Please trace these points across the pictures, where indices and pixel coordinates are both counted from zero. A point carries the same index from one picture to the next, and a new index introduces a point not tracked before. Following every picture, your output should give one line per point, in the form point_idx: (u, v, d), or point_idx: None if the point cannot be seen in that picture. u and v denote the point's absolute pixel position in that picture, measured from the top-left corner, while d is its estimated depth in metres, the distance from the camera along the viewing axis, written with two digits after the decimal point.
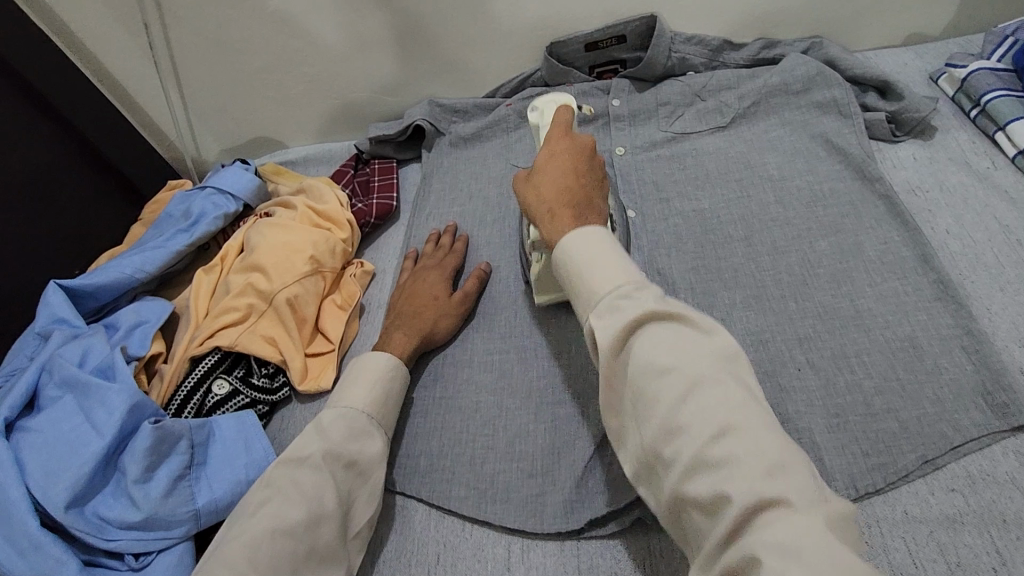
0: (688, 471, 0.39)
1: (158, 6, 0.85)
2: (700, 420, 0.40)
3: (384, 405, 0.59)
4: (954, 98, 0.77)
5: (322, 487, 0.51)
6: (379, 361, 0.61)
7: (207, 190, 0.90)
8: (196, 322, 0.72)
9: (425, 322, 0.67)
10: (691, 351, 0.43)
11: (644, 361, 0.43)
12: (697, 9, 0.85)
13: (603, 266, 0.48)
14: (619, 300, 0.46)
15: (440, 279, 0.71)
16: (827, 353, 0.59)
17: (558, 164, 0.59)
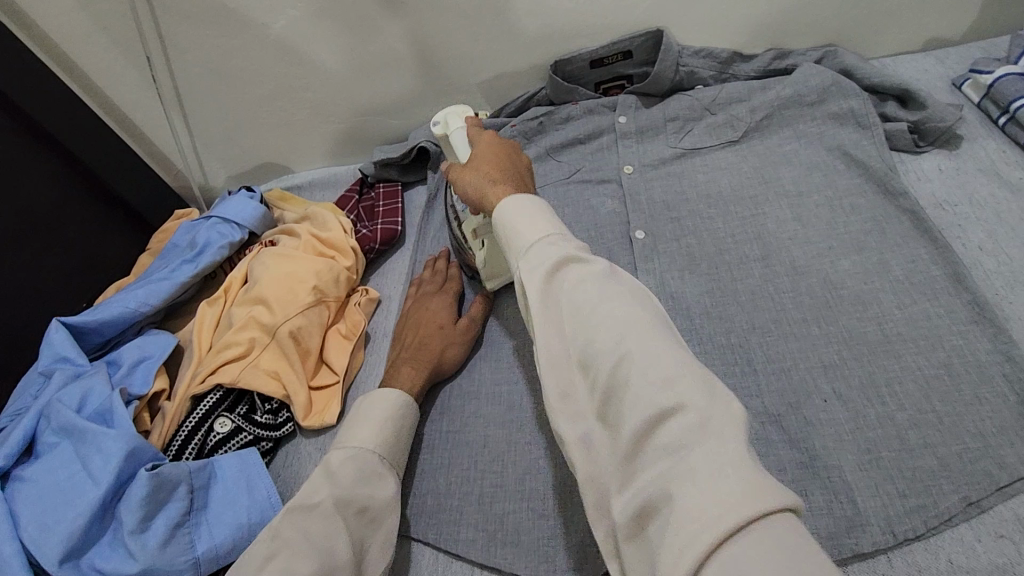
0: (606, 403, 0.37)
1: (160, 38, 0.86)
2: (611, 340, 0.38)
3: (394, 444, 0.57)
4: (980, 105, 0.73)
5: (331, 537, 0.49)
6: (388, 399, 0.58)
7: (211, 219, 0.89)
8: (199, 357, 0.70)
9: (432, 353, 0.65)
10: (606, 288, 0.41)
11: (568, 300, 0.41)
12: (704, 21, 0.83)
13: (537, 223, 0.47)
14: (546, 249, 0.44)
15: (444, 306, 0.69)
16: (854, 381, 0.55)
17: (483, 153, 0.60)
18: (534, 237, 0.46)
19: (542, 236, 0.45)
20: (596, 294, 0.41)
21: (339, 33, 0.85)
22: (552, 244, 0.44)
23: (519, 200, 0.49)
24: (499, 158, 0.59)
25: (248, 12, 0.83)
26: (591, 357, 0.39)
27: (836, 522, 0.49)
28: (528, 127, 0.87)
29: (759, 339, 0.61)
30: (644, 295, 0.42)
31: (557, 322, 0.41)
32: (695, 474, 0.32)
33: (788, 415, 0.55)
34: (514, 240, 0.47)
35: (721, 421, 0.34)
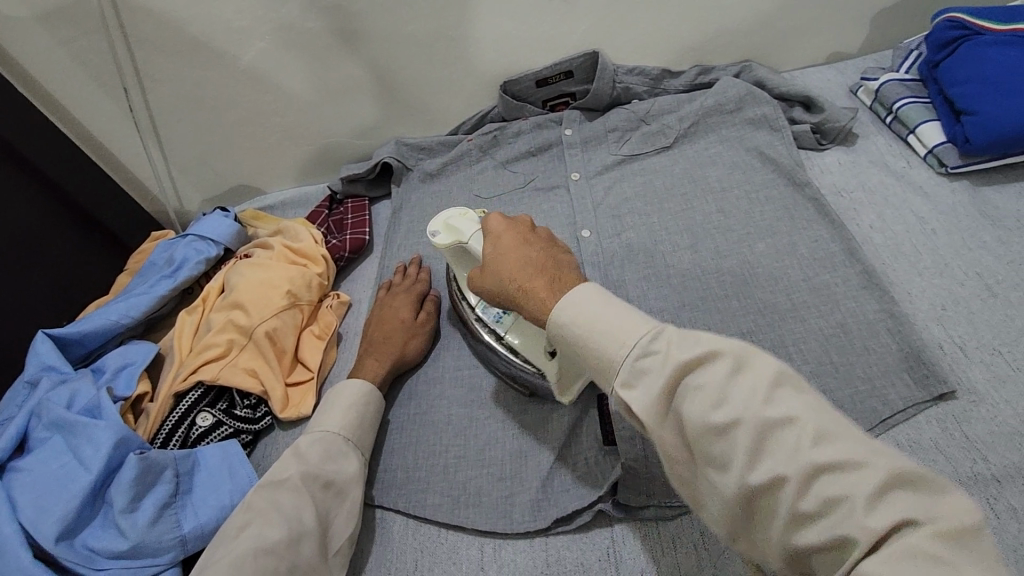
0: (747, 465, 0.35)
1: (136, 69, 0.92)
2: (754, 427, 0.35)
3: (359, 427, 0.63)
4: (871, 107, 0.84)
5: (301, 507, 0.54)
6: (351, 388, 0.65)
7: (189, 237, 0.95)
8: (180, 360, 0.75)
9: (395, 345, 0.71)
10: (728, 386, 0.36)
11: (692, 420, 0.37)
12: (635, 44, 0.93)
13: (615, 317, 0.43)
14: (642, 361, 0.40)
15: (405, 304, 0.75)
16: (767, 344, 0.63)
17: (506, 243, 0.57)
18: (627, 346, 0.41)
19: (629, 344, 0.41)
20: (733, 398, 0.36)
21: (305, 62, 0.93)
22: (648, 351, 0.40)
23: (581, 295, 0.46)
24: (518, 240, 0.57)
25: (218, 45, 0.90)
26: (764, 479, 0.34)
27: None
28: (484, 142, 0.96)
29: (689, 314, 0.69)
30: (786, 374, 0.36)
31: (695, 446, 0.37)
32: (875, 534, 0.31)
33: None
34: (603, 346, 0.43)
35: (892, 471, 0.32)
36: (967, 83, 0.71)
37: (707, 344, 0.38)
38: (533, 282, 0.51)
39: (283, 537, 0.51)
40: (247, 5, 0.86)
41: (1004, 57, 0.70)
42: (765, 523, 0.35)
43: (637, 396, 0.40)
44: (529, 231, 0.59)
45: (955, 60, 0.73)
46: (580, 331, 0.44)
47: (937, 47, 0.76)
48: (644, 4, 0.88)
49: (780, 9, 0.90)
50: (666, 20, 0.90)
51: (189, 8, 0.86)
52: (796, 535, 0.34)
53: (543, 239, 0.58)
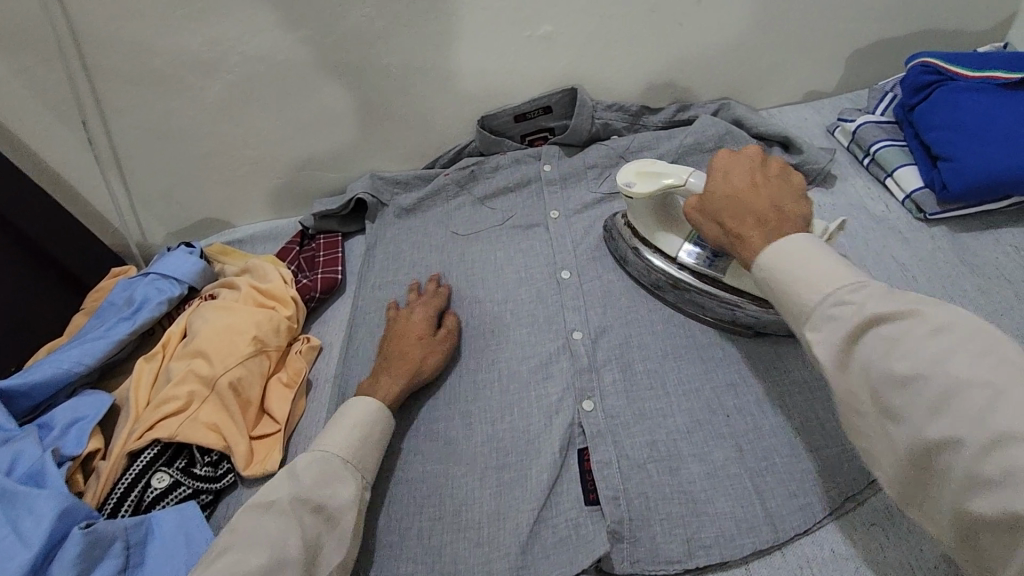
0: (927, 424, 0.39)
1: (96, 101, 0.88)
2: (937, 384, 0.39)
3: (364, 451, 0.59)
4: (849, 148, 0.84)
5: (288, 532, 0.51)
6: (359, 410, 0.61)
7: (150, 275, 0.90)
8: (136, 414, 0.71)
9: (414, 361, 0.68)
10: (917, 344, 0.40)
11: (881, 371, 0.41)
12: (615, 80, 0.92)
13: (817, 266, 0.47)
14: (834, 309, 0.45)
15: (425, 318, 0.73)
16: (751, 398, 0.62)
17: (733, 181, 0.59)
18: (821, 293, 0.46)
19: (826, 291, 0.46)
20: (934, 347, 0.40)
21: (277, 95, 0.90)
22: (842, 301, 0.44)
23: (793, 241, 0.50)
24: (751, 173, 0.59)
25: (185, 76, 0.87)
26: (939, 433, 0.38)
27: (738, 522, 0.54)
28: (461, 177, 0.93)
29: (672, 363, 0.67)
30: (959, 328, 0.40)
31: (874, 390, 0.42)
32: None
33: (697, 431, 0.60)
34: (795, 293, 0.48)
35: None
36: (943, 128, 0.71)
37: (904, 302, 0.42)
38: (756, 226, 0.54)
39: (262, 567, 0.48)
40: (216, 36, 0.83)
41: (974, 103, 0.71)
42: (938, 482, 0.40)
43: (824, 341, 0.45)
44: (765, 165, 0.60)
45: (930, 104, 0.73)
46: (781, 283, 0.49)
47: (912, 90, 0.76)
48: (623, 43, 0.87)
49: (756, 49, 0.91)
50: (645, 58, 0.90)
51: (154, 38, 0.82)
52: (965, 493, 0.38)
53: (778, 175, 0.59)
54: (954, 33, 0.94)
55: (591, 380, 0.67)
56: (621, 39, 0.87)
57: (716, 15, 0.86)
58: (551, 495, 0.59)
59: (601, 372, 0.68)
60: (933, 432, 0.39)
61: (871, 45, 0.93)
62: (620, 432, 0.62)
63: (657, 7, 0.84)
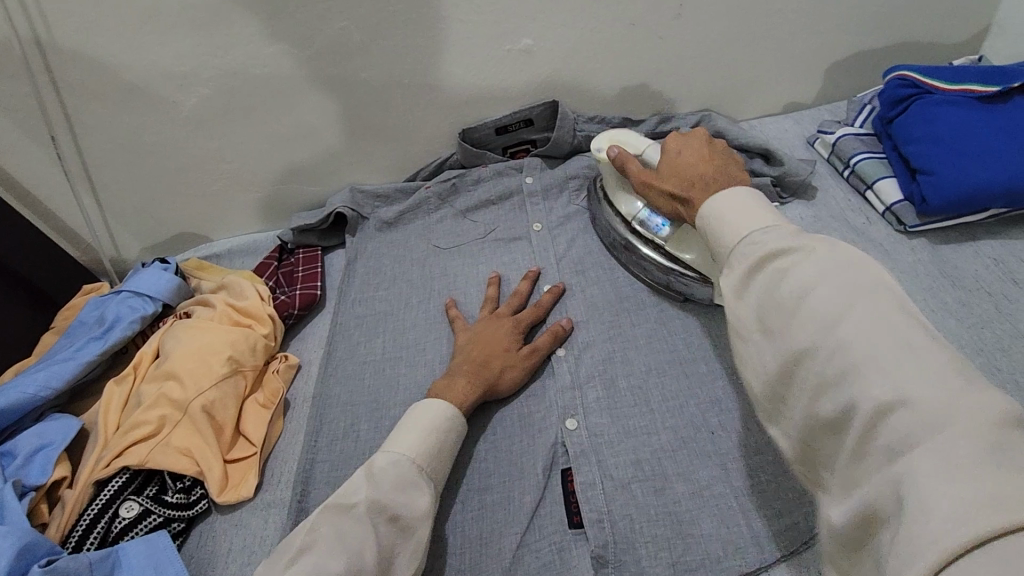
0: (820, 386, 0.43)
1: (65, 116, 0.86)
2: (825, 323, 0.43)
3: (434, 457, 0.58)
4: (829, 160, 0.84)
5: (364, 540, 0.50)
6: (432, 412, 0.60)
7: (122, 293, 0.88)
8: (105, 439, 0.68)
9: (491, 372, 0.66)
10: (821, 282, 0.44)
11: (772, 298, 0.46)
12: (597, 92, 0.92)
13: (743, 214, 0.51)
14: (747, 248, 0.49)
15: (511, 330, 0.70)
16: (736, 414, 0.61)
17: (685, 154, 0.62)
18: (745, 231, 0.50)
19: (746, 235, 0.50)
20: (821, 286, 0.44)
21: (253, 108, 0.88)
22: (754, 240, 0.49)
23: (725, 195, 0.53)
24: (696, 150, 0.62)
25: (158, 90, 0.85)
26: (817, 368, 0.43)
27: (725, 544, 0.53)
28: (442, 190, 0.92)
29: (656, 379, 0.66)
30: (872, 287, 0.44)
31: (763, 317, 0.46)
32: (949, 475, 0.35)
33: (681, 450, 0.59)
34: (718, 231, 0.52)
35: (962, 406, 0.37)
36: (921, 141, 0.72)
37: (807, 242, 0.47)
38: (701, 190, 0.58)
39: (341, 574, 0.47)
40: (188, 49, 0.81)
41: (953, 117, 0.71)
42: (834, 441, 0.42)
43: (737, 268, 0.49)
44: (709, 144, 0.62)
45: (908, 117, 0.74)
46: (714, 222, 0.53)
47: (890, 103, 0.77)
48: (603, 56, 0.87)
49: (736, 61, 0.91)
50: (626, 70, 0.89)
51: (124, 51, 0.80)
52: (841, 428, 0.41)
53: (723, 153, 0.61)
54: (930, 45, 0.95)
55: (575, 398, 0.66)
56: (602, 51, 0.87)
57: (695, 28, 0.86)
58: (535, 518, 0.58)
59: (584, 389, 0.67)
60: (800, 356, 0.44)
61: (848, 57, 0.94)
62: (605, 452, 0.61)
63: (636, 20, 0.84)
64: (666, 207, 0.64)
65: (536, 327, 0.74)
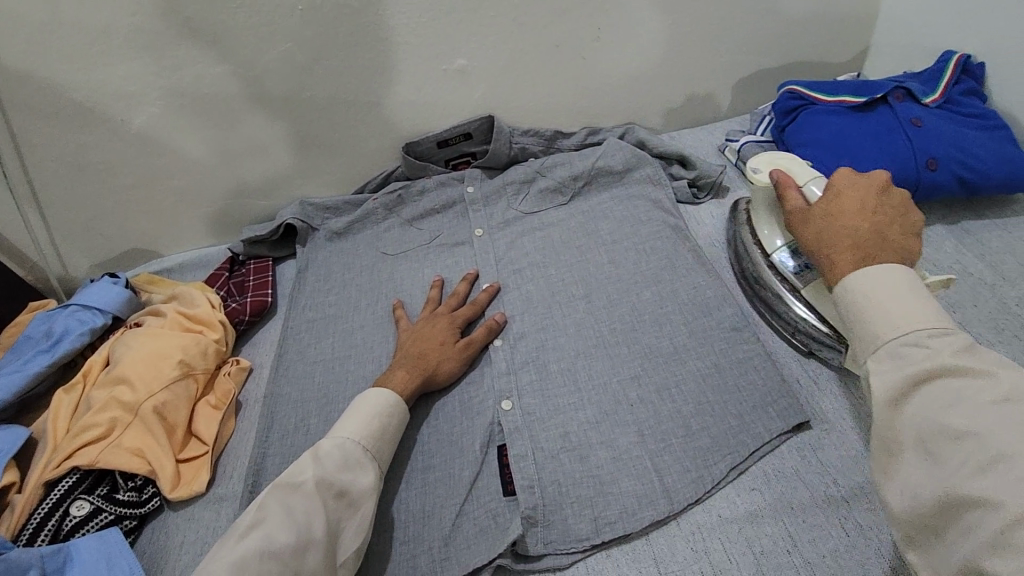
0: (993, 536, 0.38)
1: (12, 136, 0.88)
2: (998, 461, 0.40)
3: (378, 439, 0.62)
4: (736, 165, 0.94)
5: (312, 513, 0.54)
6: (377, 401, 0.64)
7: (71, 307, 0.90)
8: (54, 444, 0.70)
9: (429, 363, 0.71)
10: (987, 410, 0.42)
11: (934, 419, 0.43)
12: (530, 108, 1.00)
13: (912, 307, 0.48)
14: (908, 348, 0.46)
15: (448, 327, 0.76)
16: (651, 387, 0.68)
17: (848, 202, 0.58)
18: (902, 325, 0.47)
19: (902, 330, 0.47)
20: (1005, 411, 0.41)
21: (201, 125, 0.92)
22: (921, 344, 0.46)
23: (877, 272, 0.51)
24: (864, 198, 0.57)
25: (106, 110, 0.88)
26: (979, 490, 0.40)
27: (639, 498, 0.59)
28: (389, 201, 0.98)
29: (583, 362, 0.72)
30: None
31: (922, 439, 0.44)
32: None
33: (604, 421, 0.66)
34: (871, 313, 0.49)
35: None
36: (808, 145, 0.82)
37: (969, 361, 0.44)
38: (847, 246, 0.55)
39: (291, 543, 0.51)
40: (136, 70, 0.85)
41: (833, 124, 0.81)
42: None
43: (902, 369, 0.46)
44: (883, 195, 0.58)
45: (797, 125, 0.85)
46: (865, 300, 0.50)
47: (782, 113, 0.87)
48: (532, 74, 0.95)
49: (654, 79, 1.01)
50: (555, 87, 0.98)
51: (71, 73, 0.83)
52: (985, 554, 0.39)
53: (895, 207, 0.57)
54: (820, 63, 1.07)
55: (509, 381, 0.71)
56: (530, 70, 0.95)
57: (614, 48, 0.95)
58: (473, 489, 0.63)
59: (518, 374, 0.73)
60: (965, 479, 0.41)
61: (752, 75, 1.05)
62: (536, 427, 0.67)
63: (560, 42, 0.92)
64: (808, 251, 0.59)
65: (474, 323, 0.80)
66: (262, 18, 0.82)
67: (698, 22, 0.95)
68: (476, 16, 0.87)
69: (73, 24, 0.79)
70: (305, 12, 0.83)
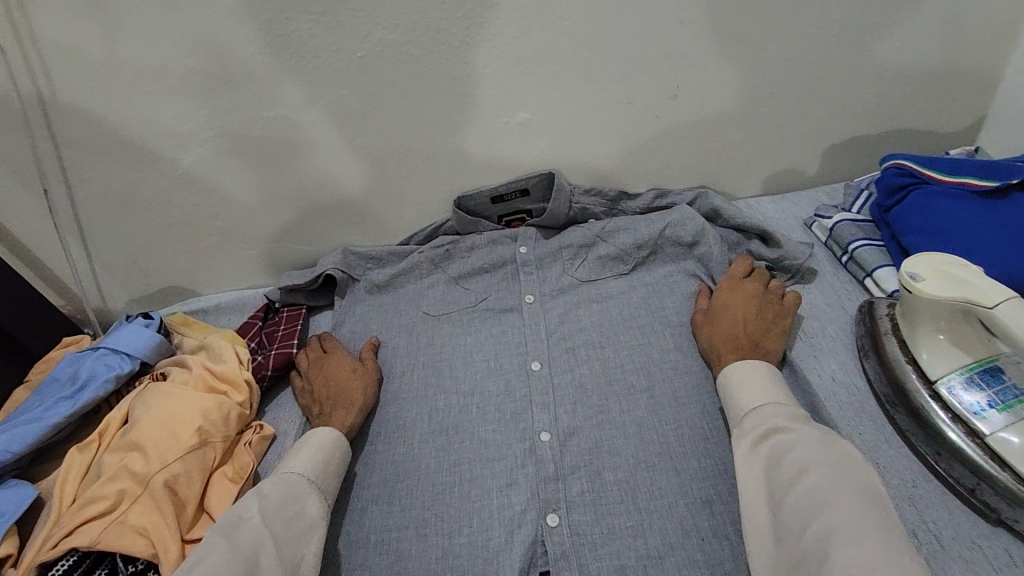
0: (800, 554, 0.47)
1: (63, 172, 0.86)
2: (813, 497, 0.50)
3: (325, 471, 0.63)
4: (827, 244, 0.83)
5: (259, 545, 0.54)
6: (324, 438, 0.66)
7: (100, 350, 0.86)
8: (58, 513, 0.64)
9: (355, 392, 0.73)
10: (802, 450, 0.53)
11: (772, 463, 0.54)
12: (595, 165, 0.92)
13: (755, 388, 0.61)
14: (750, 418, 0.59)
15: (346, 357, 0.78)
16: (725, 521, 0.58)
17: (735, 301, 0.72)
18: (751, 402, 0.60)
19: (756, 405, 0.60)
20: (806, 449, 0.53)
21: (246, 167, 0.88)
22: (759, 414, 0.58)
23: (745, 365, 0.64)
24: (751, 301, 0.71)
25: (155, 149, 0.85)
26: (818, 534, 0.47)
27: None
28: (436, 256, 0.90)
29: (644, 474, 0.62)
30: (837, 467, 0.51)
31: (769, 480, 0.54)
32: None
33: (666, 558, 0.57)
34: (738, 394, 0.62)
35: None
36: (919, 233, 0.71)
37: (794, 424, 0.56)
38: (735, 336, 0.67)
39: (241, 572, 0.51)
40: (188, 111, 0.82)
41: (952, 210, 0.70)
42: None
43: (741, 442, 0.57)
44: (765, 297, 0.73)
45: (905, 209, 0.73)
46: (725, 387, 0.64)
47: (887, 191, 0.76)
48: (599, 131, 0.88)
49: (734, 141, 0.91)
50: (624, 145, 0.90)
51: (123, 109, 0.81)
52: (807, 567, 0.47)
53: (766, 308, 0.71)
54: (926, 134, 0.95)
55: (557, 490, 0.63)
56: (599, 128, 0.87)
57: (691, 106, 0.86)
58: None
59: (568, 481, 0.64)
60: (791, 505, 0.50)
61: (845, 140, 0.94)
62: (587, 555, 0.58)
63: (633, 99, 0.85)
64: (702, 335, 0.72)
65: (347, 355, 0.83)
66: (320, 64, 0.78)
67: (790, 83, 0.86)
68: (546, 68, 0.80)
69: (130, 63, 0.77)
70: (364, 58, 0.78)
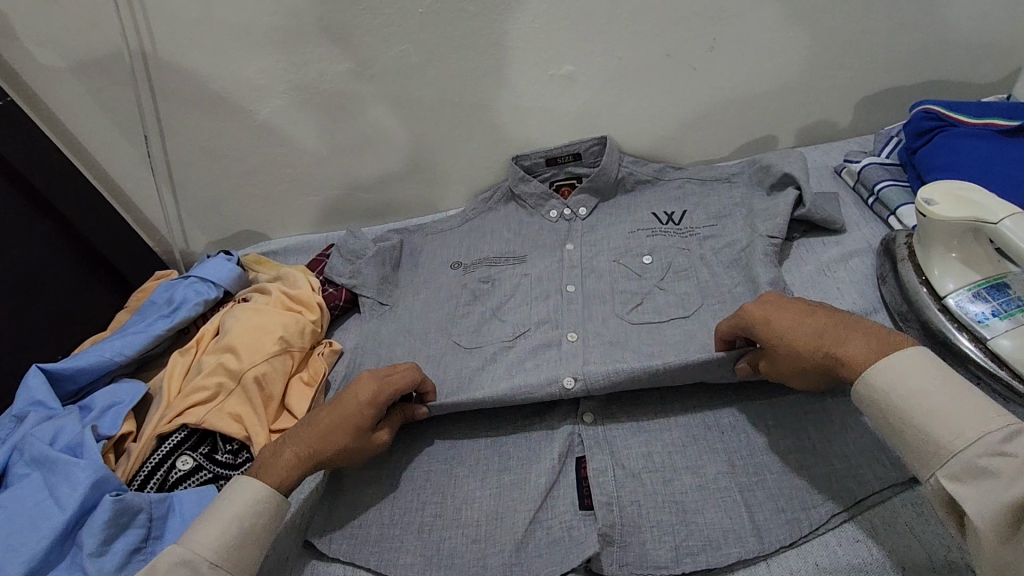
0: None
1: (158, 120, 0.97)
2: None
3: (234, 548, 0.53)
4: (854, 188, 0.89)
5: None
6: (249, 487, 0.57)
7: (190, 279, 0.97)
8: (167, 401, 0.76)
9: (326, 448, 0.61)
10: None
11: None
12: (633, 116, 0.98)
13: (943, 424, 0.47)
14: (983, 462, 0.44)
15: (367, 399, 0.63)
16: (743, 421, 0.66)
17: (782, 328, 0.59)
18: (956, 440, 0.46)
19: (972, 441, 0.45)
20: None
21: (315, 118, 0.98)
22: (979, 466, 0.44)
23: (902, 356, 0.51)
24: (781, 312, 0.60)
25: (238, 101, 0.95)
26: None
27: (725, 532, 0.58)
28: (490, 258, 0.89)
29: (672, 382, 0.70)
30: None
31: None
32: None
33: (691, 446, 0.65)
34: (934, 429, 0.47)
35: None
36: (942, 171, 0.75)
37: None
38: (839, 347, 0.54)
39: None
40: (269, 65, 0.91)
41: (976, 149, 0.74)
42: None
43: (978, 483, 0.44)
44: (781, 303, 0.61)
45: (930, 149, 0.78)
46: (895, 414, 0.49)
47: (915, 134, 0.80)
48: (639, 83, 0.93)
49: (769, 92, 0.96)
50: (662, 97, 0.95)
51: (215, 64, 0.91)
52: None
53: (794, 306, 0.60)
54: (961, 84, 0.98)
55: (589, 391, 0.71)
56: (638, 80, 0.93)
57: (726, 61, 0.92)
58: (548, 498, 0.64)
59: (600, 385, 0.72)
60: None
61: (877, 93, 0.98)
62: (623, 442, 0.67)
63: (672, 52, 0.90)
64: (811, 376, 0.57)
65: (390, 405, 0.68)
66: (384, 20, 0.86)
67: (824, 34, 0.90)
68: (594, 21, 0.87)
69: (222, 21, 0.87)
70: (425, 14, 0.86)
